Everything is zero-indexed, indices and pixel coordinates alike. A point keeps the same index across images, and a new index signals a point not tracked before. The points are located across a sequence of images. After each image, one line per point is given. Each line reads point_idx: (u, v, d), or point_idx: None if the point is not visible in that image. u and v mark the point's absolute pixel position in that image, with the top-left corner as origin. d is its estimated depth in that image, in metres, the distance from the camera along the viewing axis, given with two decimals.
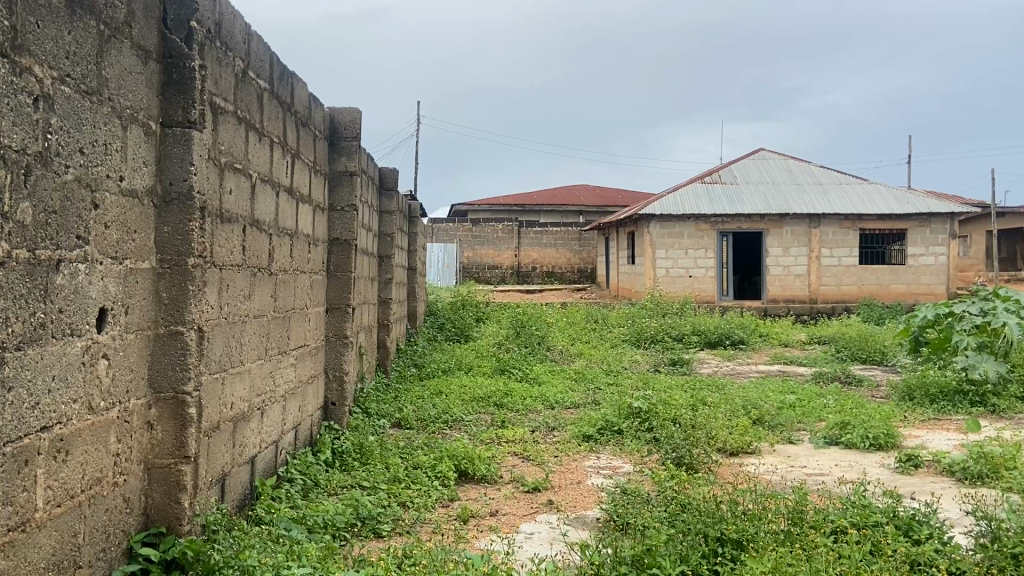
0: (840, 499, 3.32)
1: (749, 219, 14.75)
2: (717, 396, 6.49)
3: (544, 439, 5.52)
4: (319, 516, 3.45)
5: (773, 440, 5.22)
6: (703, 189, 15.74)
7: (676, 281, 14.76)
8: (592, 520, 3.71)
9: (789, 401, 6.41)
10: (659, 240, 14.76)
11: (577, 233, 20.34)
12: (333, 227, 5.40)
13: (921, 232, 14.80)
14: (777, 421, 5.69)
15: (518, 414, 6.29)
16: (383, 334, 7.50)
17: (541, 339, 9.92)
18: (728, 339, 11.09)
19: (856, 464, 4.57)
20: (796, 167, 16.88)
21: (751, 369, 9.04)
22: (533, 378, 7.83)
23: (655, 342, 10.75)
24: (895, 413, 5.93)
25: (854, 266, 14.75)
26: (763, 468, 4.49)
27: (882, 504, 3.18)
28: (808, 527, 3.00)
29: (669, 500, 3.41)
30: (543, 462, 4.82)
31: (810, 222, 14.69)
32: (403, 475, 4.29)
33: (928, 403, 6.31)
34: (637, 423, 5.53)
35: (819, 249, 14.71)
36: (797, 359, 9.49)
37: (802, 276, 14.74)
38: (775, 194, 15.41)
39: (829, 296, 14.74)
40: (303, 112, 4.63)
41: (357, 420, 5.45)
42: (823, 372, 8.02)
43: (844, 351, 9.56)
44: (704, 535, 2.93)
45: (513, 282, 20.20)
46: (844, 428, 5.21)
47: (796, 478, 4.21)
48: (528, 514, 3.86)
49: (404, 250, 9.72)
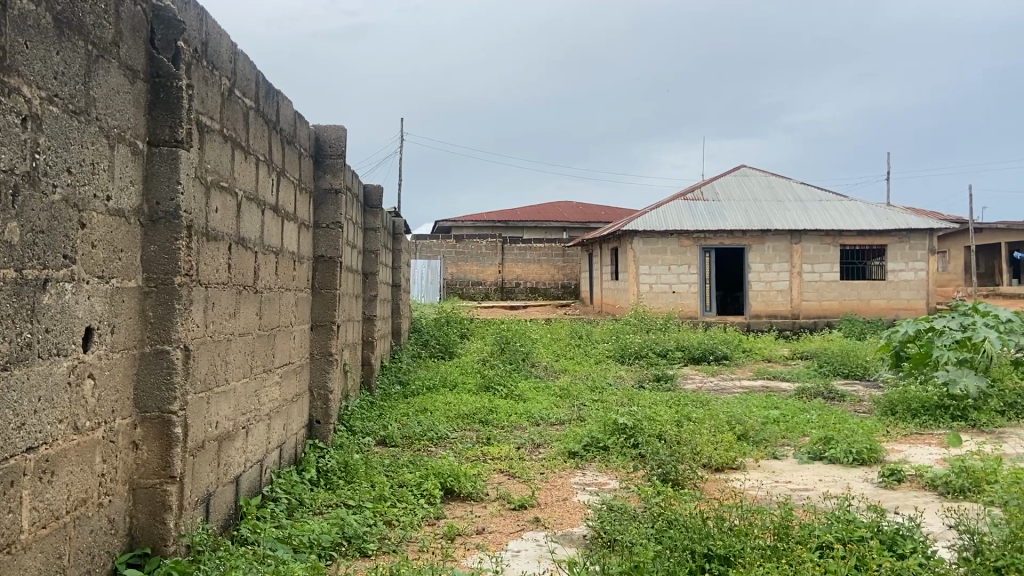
0: (826, 515, 3.33)
1: (731, 235, 14.87)
2: (702, 411, 6.53)
3: (530, 456, 5.52)
4: (305, 535, 3.44)
5: (758, 455, 5.26)
6: (685, 205, 15.86)
7: (660, 297, 14.83)
8: (579, 537, 3.72)
9: (773, 416, 6.45)
10: (642, 256, 14.83)
11: (561, 249, 20.41)
12: (318, 244, 5.40)
13: (900, 247, 14.98)
14: (762, 436, 5.73)
15: (503, 431, 6.28)
16: (368, 351, 7.49)
17: (526, 355, 9.94)
18: (711, 354, 11.18)
19: (840, 479, 4.61)
20: (777, 183, 17.05)
21: (735, 385, 9.07)
22: (518, 395, 7.83)
23: (640, 357, 10.81)
24: (878, 427, 5.99)
25: (834, 282, 14.89)
26: (749, 484, 4.52)
27: (867, 519, 3.20)
28: (794, 543, 3.00)
29: (657, 516, 3.42)
30: (529, 480, 4.82)
31: (791, 237, 14.83)
32: (388, 493, 4.28)
33: (909, 418, 6.37)
34: (623, 440, 5.54)
35: (800, 265, 14.85)
36: (781, 374, 9.57)
37: (784, 291, 14.86)
38: (757, 210, 15.56)
39: (810, 311, 14.86)
40: (288, 129, 4.64)
41: (342, 438, 5.45)
42: (805, 387, 8.08)
43: (826, 366, 9.66)
44: (692, 550, 2.95)
45: (497, 298, 20.21)
46: (828, 443, 5.25)
47: (781, 493, 4.24)
48: (515, 531, 3.86)
49: (388, 267, 9.72)
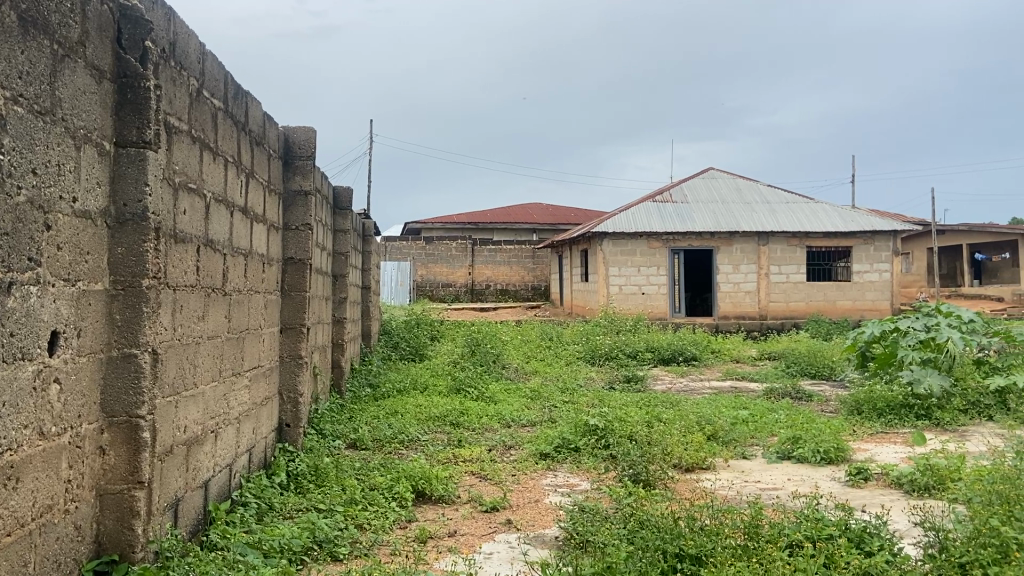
0: (794, 514, 3.37)
1: (699, 237, 15.01)
2: (672, 412, 6.58)
3: (502, 457, 5.53)
4: (275, 540, 3.40)
5: (727, 455, 5.32)
6: (655, 207, 15.97)
7: (630, 298, 14.92)
8: (552, 538, 3.72)
9: (742, 416, 6.52)
10: (612, 257, 14.92)
11: (531, 251, 20.44)
12: (287, 246, 5.35)
13: (864, 249, 15.24)
14: (731, 436, 5.79)
15: (474, 433, 6.28)
16: (338, 353, 7.43)
17: (497, 357, 9.93)
18: (681, 355, 11.28)
19: (808, 477, 4.68)
20: (744, 186, 17.25)
21: (704, 386, 9.16)
22: (489, 397, 7.82)
23: (610, 358, 10.86)
24: (844, 427, 6.08)
25: (801, 283, 15.11)
26: (719, 484, 4.56)
27: (835, 517, 3.24)
28: (765, 542, 3.04)
29: (628, 517, 3.45)
30: (501, 481, 4.82)
31: (758, 239, 15.02)
32: (359, 496, 4.25)
33: (875, 418, 6.49)
34: (594, 440, 5.57)
35: (767, 267, 15.05)
36: (749, 375, 9.68)
37: (752, 292, 15.04)
38: (725, 213, 15.72)
39: (777, 312, 15.06)
40: (257, 131, 4.60)
41: (312, 441, 5.40)
42: (773, 388, 8.17)
43: (794, 366, 9.78)
44: (663, 550, 2.97)
45: (468, 300, 20.18)
46: (796, 442, 5.32)
47: (751, 493, 4.29)
48: (487, 533, 3.86)
49: (358, 269, 9.66)
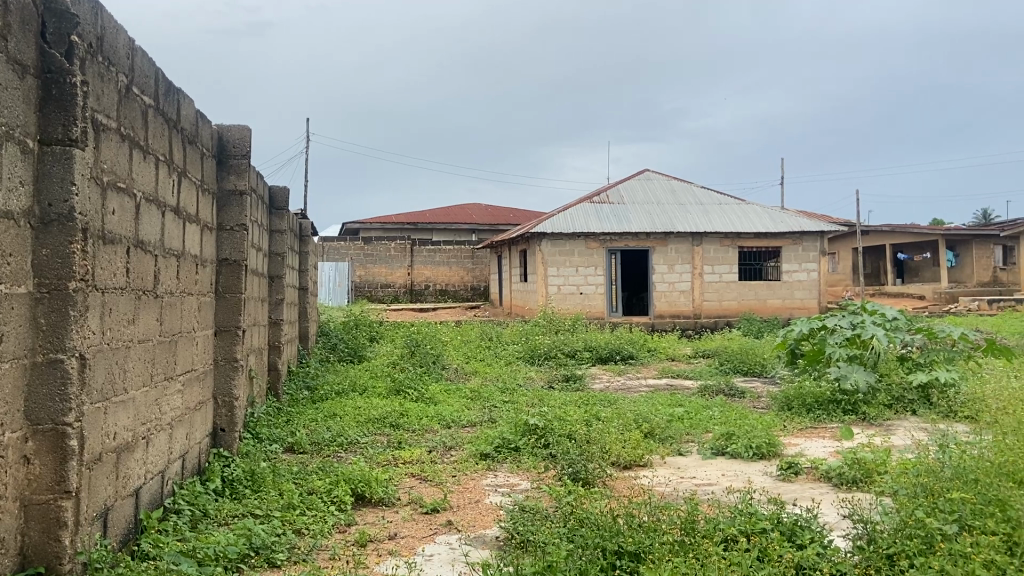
0: (729, 508, 3.45)
1: (636, 238, 15.23)
2: (610, 410, 6.67)
3: (442, 458, 5.52)
4: (210, 547, 3.32)
5: (664, 452, 5.41)
6: (592, 208, 16.14)
7: (568, 298, 15.06)
8: (493, 538, 3.73)
9: (677, 413, 6.65)
10: (551, 258, 15.02)
11: (471, 252, 20.43)
12: (221, 247, 5.23)
13: (793, 249, 15.70)
14: (668, 433, 5.90)
15: (415, 434, 6.25)
16: (274, 356, 7.30)
17: (436, 358, 9.91)
18: (619, 354, 11.43)
19: (741, 473, 4.80)
20: (679, 187, 17.58)
21: (641, 384, 9.30)
22: (429, 398, 7.79)
23: (549, 358, 10.94)
24: (775, 422, 6.27)
25: (733, 283, 15.48)
26: (656, 480, 4.65)
27: (767, 511, 3.33)
28: (700, 536, 3.11)
29: (568, 515, 3.49)
30: (441, 482, 4.82)
31: (693, 240, 15.34)
32: (297, 501, 4.19)
33: (804, 413, 6.70)
34: (534, 440, 5.61)
35: (701, 267, 15.37)
36: (684, 372, 9.87)
37: (687, 292, 15.35)
38: (660, 213, 15.99)
39: (711, 311, 15.39)
40: (190, 129, 4.49)
41: (247, 445, 5.30)
42: (707, 385, 8.36)
43: (727, 363, 10.02)
44: (603, 548, 3.02)
45: (407, 301, 20.05)
46: (729, 438, 5.46)
47: (687, 488, 4.38)
48: (427, 535, 3.85)
49: (294, 270, 9.51)
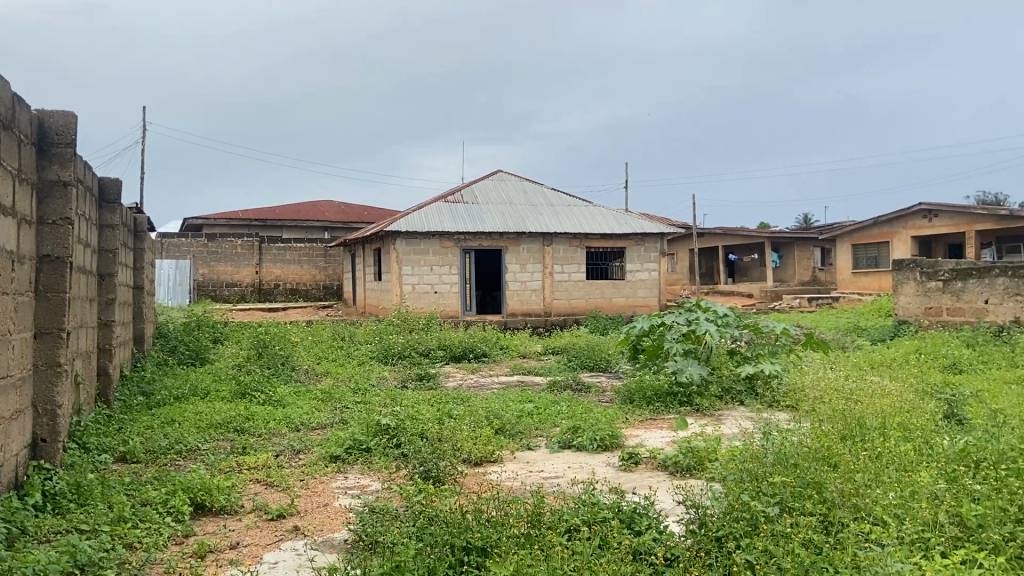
0: (572, 500, 3.56)
1: (490, 238, 15.40)
2: (462, 408, 6.71)
3: (289, 462, 5.35)
4: (27, 568, 3.06)
5: (513, 448, 5.52)
6: (447, 207, 16.16)
7: (423, 297, 15.01)
8: (340, 542, 3.66)
9: (527, 409, 6.79)
10: (405, 256, 14.91)
11: (322, 250, 19.94)
12: (42, 242, 4.81)
13: (638, 250, 16.43)
14: (517, 429, 6.01)
15: (261, 439, 6.02)
16: (105, 360, 6.81)
17: (285, 359, 9.59)
18: (471, 352, 11.53)
19: (585, 464, 4.98)
20: (531, 188, 17.94)
21: (492, 381, 9.43)
22: (277, 401, 7.54)
23: (402, 357, 10.86)
24: (617, 415, 6.54)
25: (582, 282, 15.99)
26: (504, 475, 4.73)
27: (608, 501, 3.45)
28: (545, 529, 3.18)
29: (417, 514, 3.47)
30: (288, 487, 4.67)
31: (544, 240, 15.71)
32: (129, 513, 3.92)
33: (644, 406, 7.04)
34: (384, 440, 5.55)
35: (552, 266, 15.76)
36: (535, 369, 10.10)
37: (538, 290, 15.70)
38: (513, 214, 16.26)
39: (561, 309, 15.82)
40: (4, 113, 4.10)
41: (74, 457, 4.92)
42: (556, 380, 8.60)
43: (575, 359, 10.35)
44: (451, 545, 3.02)
45: (255, 300, 19.28)
46: (575, 432, 5.64)
47: (534, 482, 4.49)
48: (272, 542, 3.73)
49: (128, 267, 8.91)
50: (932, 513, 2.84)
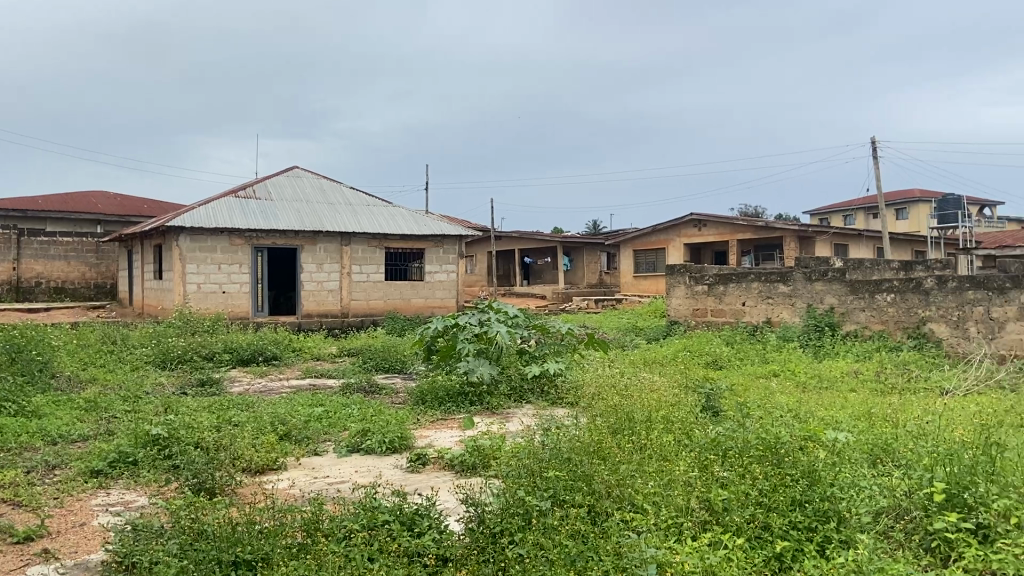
0: (352, 505, 3.48)
1: (283, 236, 14.81)
2: (246, 414, 6.38)
3: (42, 480, 4.80)
4: None
5: (299, 453, 5.33)
6: (236, 202, 15.33)
7: (208, 297, 14.13)
8: (96, 564, 3.34)
9: (316, 413, 6.59)
10: (189, 254, 13.96)
11: (94, 245, 18.19)
12: None
13: (435, 252, 16.53)
14: (304, 434, 5.82)
15: (8, 454, 5.35)
16: None
17: (44, 366, 8.62)
18: (261, 355, 11.02)
19: (373, 467, 4.91)
20: (327, 186, 17.48)
21: (283, 385, 9.06)
22: (33, 412, 6.75)
23: (183, 362, 10.15)
24: (408, 416, 6.53)
25: (380, 282, 15.81)
26: (288, 483, 4.55)
27: (389, 504, 3.41)
28: (321, 536, 3.09)
29: (186, 528, 3.25)
30: (38, 507, 4.19)
31: (340, 240, 15.36)
32: None
33: (436, 406, 7.08)
34: (156, 451, 5.14)
35: (349, 266, 15.45)
36: (328, 371, 9.84)
37: (334, 291, 15.32)
38: (308, 211, 15.75)
39: (358, 310, 15.54)
40: None
41: None
42: (349, 383, 8.42)
43: (369, 361, 10.21)
44: (218, 560, 2.86)
45: (10, 300, 17.20)
46: (364, 435, 5.56)
47: (316, 489, 4.35)
48: (14, 570, 3.32)
49: None
50: (686, 500, 3.07)
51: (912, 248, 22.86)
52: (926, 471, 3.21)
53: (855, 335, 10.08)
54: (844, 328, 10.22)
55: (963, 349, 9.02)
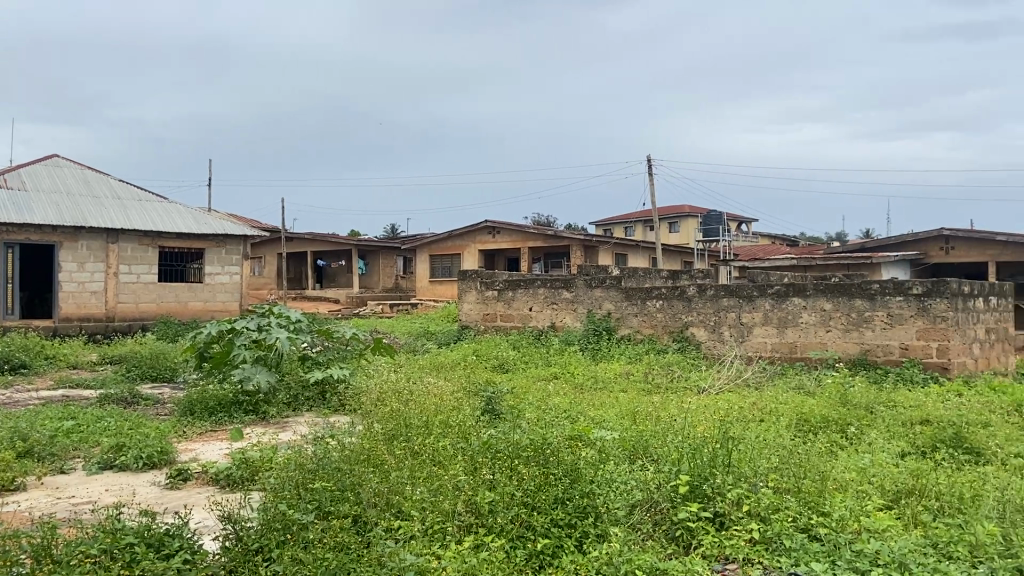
0: (91, 528, 3.14)
1: (37, 230, 13.28)
2: None
3: None
4: None
5: (40, 472, 4.77)
6: None
7: None
8: None
9: (66, 428, 5.94)
10: None
11: None
12: None
13: (217, 252, 15.59)
14: (49, 451, 5.22)
15: None
16: None
17: None
18: (4, 363, 9.78)
19: (127, 485, 4.49)
20: (92, 177, 15.91)
21: (30, 397, 8.08)
22: None
23: None
24: (174, 429, 6.06)
25: (152, 284, 14.62)
26: (22, 507, 4.05)
27: (135, 525, 3.11)
28: (50, 564, 2.76)
29: None
30: None
31: (107, 237, 14.05)
32: None
33: (206, 417, 6.64)
34: None
35: (117, 266, 14.16)
36: (85, 381, 8.91)
37: (98, 292, 13.95)
38: (68, 204, 14.25)
39: (126, 313, 14.25)
40: None
41: None
42: (109, 393, 7.69)
43: (134, 369, 9.39)
44: None
45: None
46: (119, 450, 5.09)
47: (54, 512, 3.90)
48: None
49: None
50: (452, 505, 3.09)
51: (681, 259, 24.89)
52: (674, 465, 3.47)
53: (628, 338, 10.75)
54: (619, 332, 10.87)
55: (718, 351, 9.97)
